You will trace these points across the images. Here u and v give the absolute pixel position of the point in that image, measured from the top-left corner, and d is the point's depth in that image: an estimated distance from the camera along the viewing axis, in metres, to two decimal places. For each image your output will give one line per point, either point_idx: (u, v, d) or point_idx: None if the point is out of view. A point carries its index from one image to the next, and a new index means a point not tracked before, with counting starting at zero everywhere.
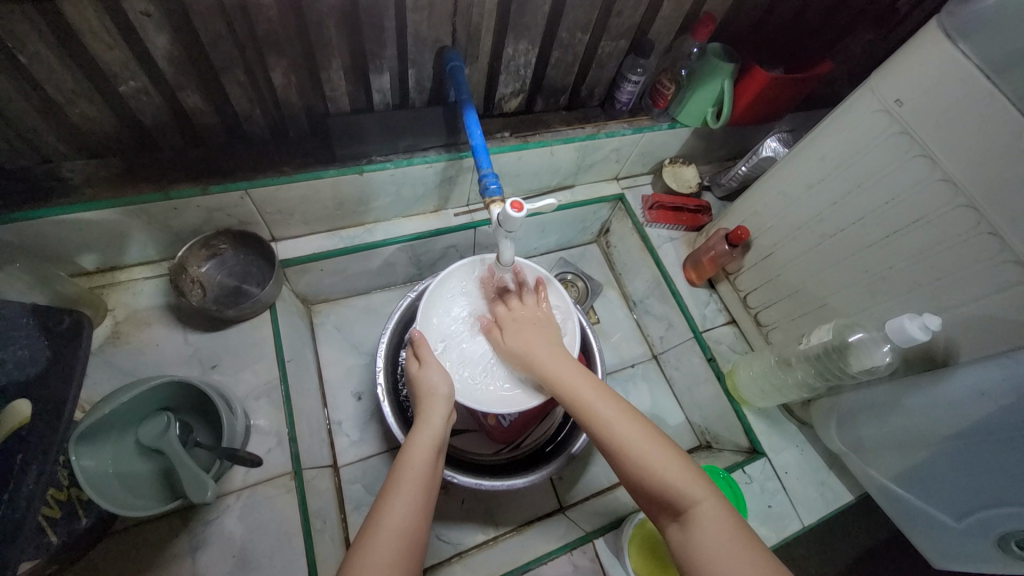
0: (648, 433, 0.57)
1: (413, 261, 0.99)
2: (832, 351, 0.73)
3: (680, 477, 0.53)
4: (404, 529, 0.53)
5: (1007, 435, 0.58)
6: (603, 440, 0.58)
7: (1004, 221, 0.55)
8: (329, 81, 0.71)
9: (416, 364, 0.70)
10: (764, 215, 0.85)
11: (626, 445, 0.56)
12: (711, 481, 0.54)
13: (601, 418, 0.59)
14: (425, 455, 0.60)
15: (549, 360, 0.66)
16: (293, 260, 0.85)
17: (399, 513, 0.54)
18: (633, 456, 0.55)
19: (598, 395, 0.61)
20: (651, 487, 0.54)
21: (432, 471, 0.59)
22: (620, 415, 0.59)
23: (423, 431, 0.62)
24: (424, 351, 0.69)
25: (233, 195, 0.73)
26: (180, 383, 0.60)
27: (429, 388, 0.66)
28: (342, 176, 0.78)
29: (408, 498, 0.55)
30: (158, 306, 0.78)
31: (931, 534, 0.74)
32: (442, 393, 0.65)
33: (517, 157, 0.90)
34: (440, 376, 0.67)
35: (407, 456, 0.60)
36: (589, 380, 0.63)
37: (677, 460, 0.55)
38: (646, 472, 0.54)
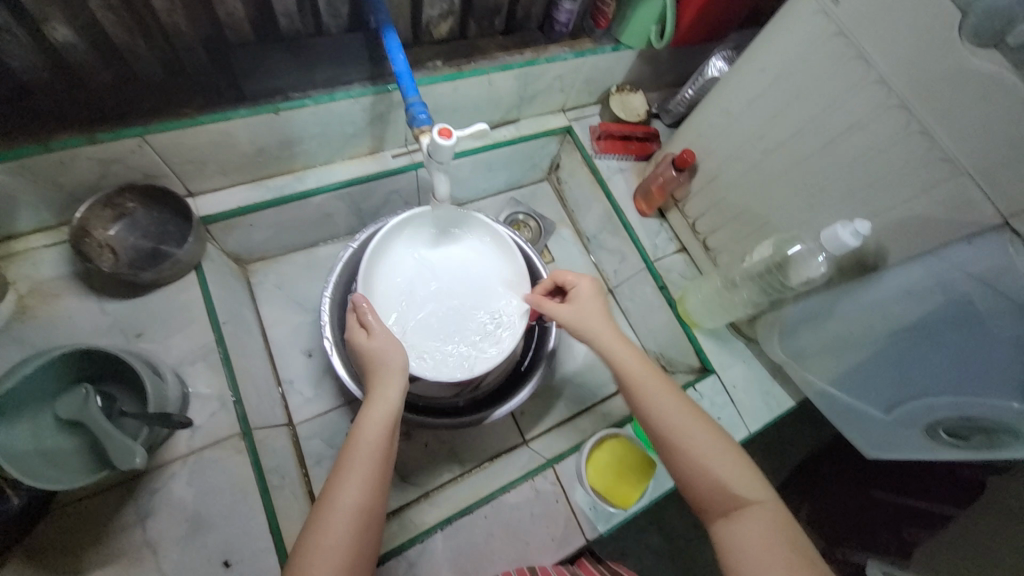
0: (710, 426, 0.59)
1: (354, 210, 0.94)
2: (773, 266, 0.75)
3: (735, 470, 0.55)
4: (357, 507, 0.52)
5: (942, 330, 0.63)
6: (666, 425, 0.59)
7: (933, 119, 0.55)
8: (222, 4, 0.62)
9: (360, 333, 0.68)
10: (709, 136, 0.84)
11: (691, 433, 0.58)
12: (764, 478, 0.56)
13: (669, 412, 0.59)
14: (379, 432, 0.57)
15: (619, 344, 0.65)
16: (216, 216, 0.78)
17: (354, 491, 0.53)
18: (695, 445, 0.57)
19: (667, 395, 0.61)
20: (710, 482, 0.55)
21: (388, 447, 0.57)
22: (689, 416, 0.59)
23: (376, 405, 0.59)
24: (370, 320, 0.67)
25: (127, 143, 0.65)
26: (89, 351, 0.55)
27: (383, 357, 0.64)
28: (255, 117, 0.70)
29: (363, 474, 0.54)
30: (65, 276, 0.70)
31: (862, 425, 0.80)
32: (396, 367, 0.63)
33: (453, 88, 0.83)
34: (393, 350, 0.64)
35: (360, 430, 0.57)
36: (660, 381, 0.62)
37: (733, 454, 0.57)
38: (701, 462, 0.56)
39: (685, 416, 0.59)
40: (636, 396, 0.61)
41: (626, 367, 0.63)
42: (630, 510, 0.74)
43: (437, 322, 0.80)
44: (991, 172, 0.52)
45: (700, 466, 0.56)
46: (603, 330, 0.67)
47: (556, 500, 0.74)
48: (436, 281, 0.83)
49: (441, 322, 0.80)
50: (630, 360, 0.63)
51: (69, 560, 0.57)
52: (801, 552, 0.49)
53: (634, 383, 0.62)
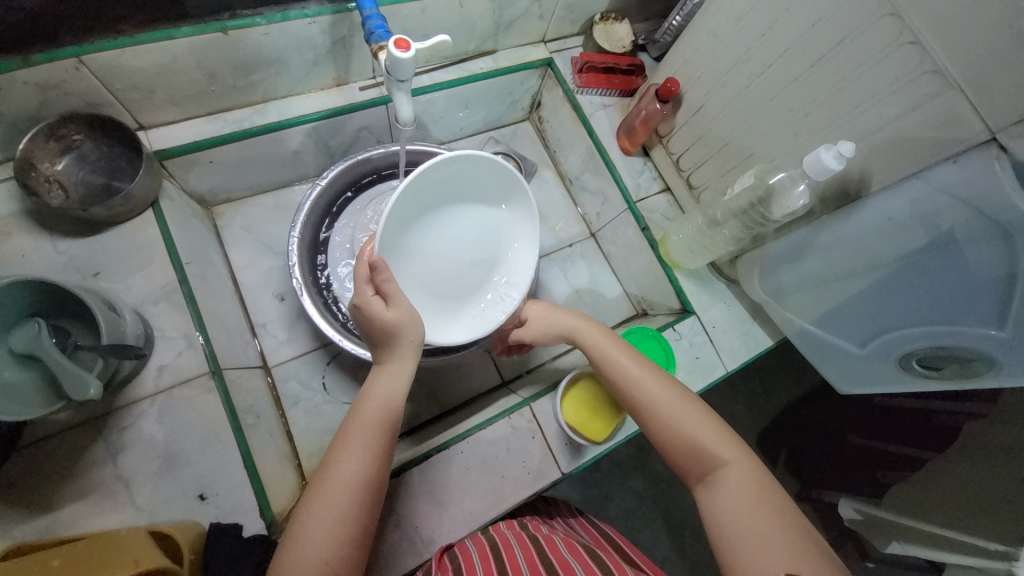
0: (684, 396, 0.60)
1: (322, 148, 0.89)
2: (756, 199, 0.72)
3: (709, 433, 0.57)
4: (358, 480, 0.51)
5: (920, 260, 0.61)
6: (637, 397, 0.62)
7: (924, 26, 0.51)
8: None
9: (375, 300, 0.59)
10: (694, 63, 0.79)
11: (663, 403, 0.60)
12: (742, 443, 0.57)
13: (642, 380, 0.62)
14: (379, 406, 0.57)
15: (589, 332, 0.70)
16: (171, 151, 0.73)
17: (355, 464, 0.52)
18: (667, 414, 0.59)
19: (640, 366, 0.64)
20: (683, 445, 0.57)
21: (391, 421, 0.57)
22: (661, 384, 0.62)
23: (385, 381, 0.59)
24: (389, 286, 0.58)
25: (63, 64, 0.60)
26: (41, 283, 0.53)
27: (393, 329, 0.59)
28: (200, 36, 0.64)
29: (365, 447, 0.53)
30: (14, 214, 0.66)
31: (838, 362, 0.80)
32: (410, 341, 0.60)
33: (421, 9, 0.77)
34: (413, 324, 0.60)
35: (364, 405, 0.57)
36: (630, 353, 0.66)
37: (709, 420, 0.58)
38: (674, 428, 0.58)
39: (658, 387, 0.61)
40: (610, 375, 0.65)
41: (593, 343, 0.69)
42: (604, 446, 0.77)
43: (461, 286, 0.73)
44: (982, 83, 0.49)
45: (673, 433, 0.58)
46: (570, 329, 0.71)
47: (532, 436, 0.75)
48: (437, 245, 0.72)
49: (465, 282, 0.73)
50: (603, 343, 0.68)
51: (39, 494, 0.57)
52: (774, 511, 0.50)
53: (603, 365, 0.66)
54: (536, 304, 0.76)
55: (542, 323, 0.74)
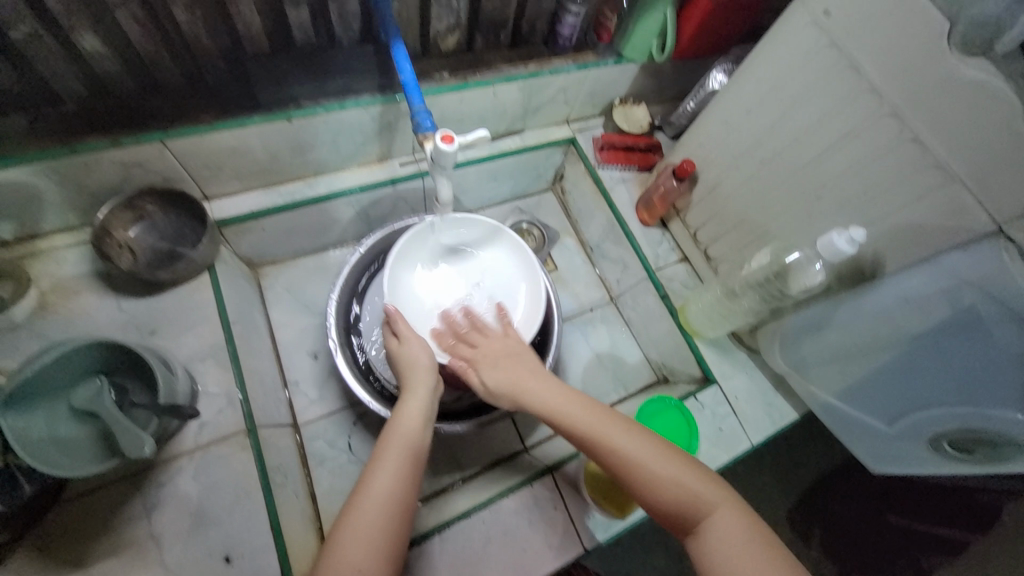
0: (652, 444, 0.57)
1: (362, 216, 0.96)
2: (773, 274, 0.75)
3: (687, 482, 0.54)
4: (389, 495, 0.54)
5: (940, 340, 0.62)
6: (604, 452, 0.57)
7: (924, 127, 0.55)
8: (239, 15, 0.65)
9: (394, 342, 0.71)
10: (707, 147, 0.85)
11: (635, 454, 0.56)
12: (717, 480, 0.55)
13: (606, 431, 0.58)
14: (412, 427, 0.61)
15: (535, 387, 0.63)
16: (231, 219, 0.82)
17: (386, 479, 0.55)
18: (643, 463, 0.55)
19: (599, 418, 0.60)
20: (664, 495, 0.54)
21: (419, 440, 0.61)
22: (623, 429, 0.58)
23: (416, 397, 0.64)
24: (400, 326, 0.70)
25: (149, 148, 0.68)
26: (111, 345, 0.58)
27: (412, 360, 0.67)
28: (268, 124, 0.73)
29: (396, 466, 0.57)
30: (87, 274, 0.73)
31: (869, 441, 0.79)
32: (425, 365, 0.67)
33: (459, 99, 0.86)
34: (422, 351, 0.68)
35: (397, 425, 0.61)
36: (583, 402, 0.61)
37: (684, 464, 0.56)
38: (649, 483, 0.54)
39: (626, 438, 0.57)
40: (569, 429, 0.60)
41: (542, 397, 0.62)
42: (628, 520, 0.75)
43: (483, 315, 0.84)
44: (983, 179, 0.52)
45: (651, 482, 0.54)
46: (526, 385, 0.64)
47: (554, 507, 0.74)
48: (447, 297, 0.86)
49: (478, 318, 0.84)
50: (553, 400, 0.62)
51: (79, 548, 0.59)
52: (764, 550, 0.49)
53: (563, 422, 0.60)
54: (486, 350, 0.69)
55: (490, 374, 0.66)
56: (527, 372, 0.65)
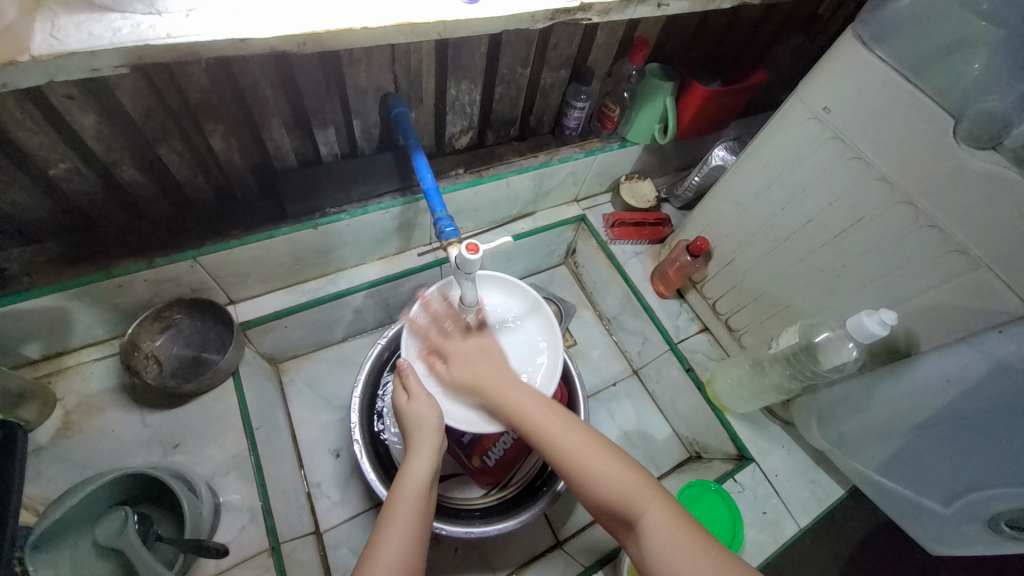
0: (594, 442, 0.59)
1: (381, 305, 0.98)
2: (801, 351, 0.74)
3: (626, 479, 0.56)
4: (399, 564, 0.53)
5: (986, 420, 0.60)
6: (550, 450, 0.59)
7: (939, 214, 0.56)
8: (272, 140, 0.70)
9: (404, 395, 0.68)
10: (718, 224, 0.87)
11: (576, 451, 0.58)
12: (650, 479, 0.57)
13: (548, 428, 0.60)
14: (417, 491, 0.59)
15: (494, 380, 0.66)
16: (254, 320, 0.82)
17: (394, 549, 0.54)
18: (578, 463, 0.57)
19: (544, 413, 0.62)
20: (604, 494, 0.56)
21: (424, 505, 0.59)
22: (562, 427, 0.60)
23: (420, 460, 0.61)
24: (411, 382, 0.67)
25: (181, 264, 0.70)
26: (143, 474, 0.61)
27: (418, 420, 0.64)
28: (296, 232, 0.76)
29: (403, 532, 0.55)
30: (112, 388, 0.74)
31: (925, 522, 0.74)
32: (432, 426, 0.63)
33: (474, 192, 0.90)
34: (428, 410, 0.64)
35: (398, 492, 0.59)
36: (531, 396, 0.64)
37: (623, 461, 0.58)
38: (589, 481, 0.57)
39: (570, 436, 0.59)
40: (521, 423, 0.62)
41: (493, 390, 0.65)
42: None
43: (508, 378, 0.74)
44: (1008, 264, 0.52)
45: (591, 484, 0.57)
46: (490, 380, 0.66)
47: None
48: None
49: None
50: (505, 393, 0.64)
51: None
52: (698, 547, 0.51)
53: (515, 414, 0.62)
54: (456, 346, 0.71)
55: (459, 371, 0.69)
56: (490, 370, 0.67)
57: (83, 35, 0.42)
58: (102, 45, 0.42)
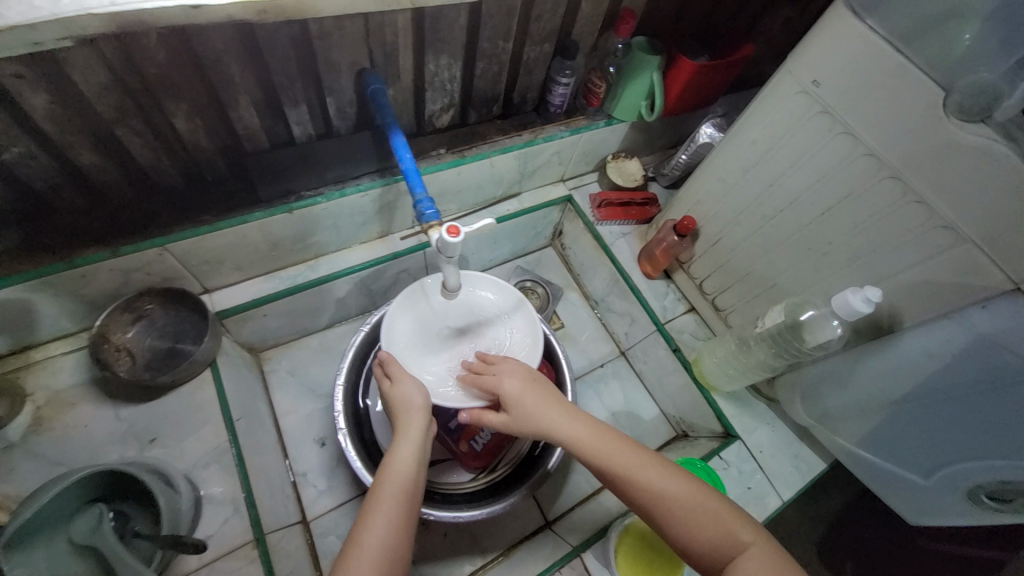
0: (686, 482, 0.56)
1: (364, 291, 0.95)
2: (787, 329, 0.74)
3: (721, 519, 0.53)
4: (384, 551, 0.52)
5: (966, 394, 0.61)
6: (644, 495, 0.56)
7: (927, 189, 0.56)
8: (240, 119, 0.66)
9: (385, 381, 0.67)
10: (705, 203, 0.86)
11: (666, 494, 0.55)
12: (753, 522, 0.53)
13: (637, 471, 0.56)
14: (405, 471, 0.58)
15: (573, 426, 0.61)
16: (230, 309, 0.79)
17: (383, 536, 0.52)
18: (673, 504, 0.54)
19: (630, 457, 0.58)
20: (704, 539, 0.52)
21: (412, 490, 0.57)
22: (653, 472, 0.56)
23: (406, 440, 0.60)
24: (393, 368, 0.67)
25: (149, 252, 0.67)
26: (117, 471, 0.59)
27: (403, 399, 0.64)
28: (270, 217, 0.73)
29: (387, 518, 0.54)
30: (84, 383, 0.72)
31: (905, 493, 0.75)
32: (418, 405, 0.63)
33: (456, 172, 0.87)
34: (414, 391, 0.64)
35: (385, 474, 0.57)
36: (616, 440, 0.59)
37: (713, 498, 0.55)
38: (685, 524, 0.53)
39: (659, 479, 0.56)
40: (606, 470, 0.58)
41: (576, 437, 0.60)
42: None
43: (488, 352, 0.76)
44: (994, 240, 0.52)
45: (688, 527, 0.53)
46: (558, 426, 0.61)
47: None
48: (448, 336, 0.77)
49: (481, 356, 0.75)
50: (587, 438, 0.60)
51: None
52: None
53: (601, 463, 0.58)
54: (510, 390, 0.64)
55: (522, 420, 0.62)
56: (559, 412, 0.62)
57: (22, 6, 0.38)
58: (42, 17, 0.38)
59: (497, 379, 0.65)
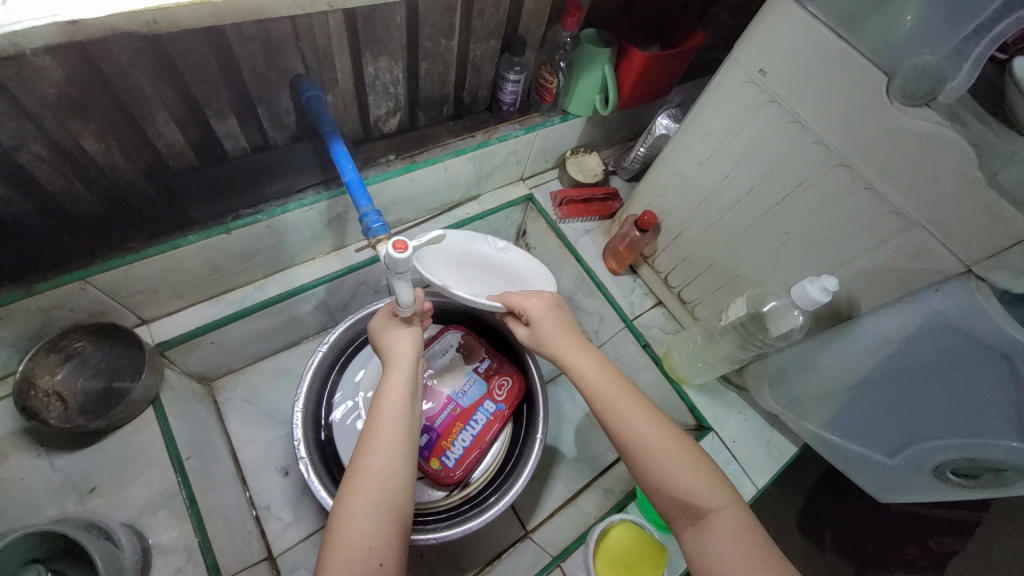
0: (672, 435, 0.56)
1: (322, 308, 0.91)
2: (750, 320, 0.74)
3: (698, 477, 0.53)
4: (384, 476, 0.52)
5: (929, 376, 0.61)
6: (627, 436, 0.56)
7: (876, 175, 0.55)
8: (160, 136, 0.61)
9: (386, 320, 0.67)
10: (665, 196, 0.85)
11: (653, 443, 0.55)
12: (728, 483, 0.53)
13: (626, 412, 0.57)
14: (398, 405, 0.57)
15: (576, 358, 0.62)
16: (172, 341, 0.74)
17: (382, 460, 0.52)
18: (654, 453, 0.54)
19: (622, 399, 0.58)
20: (675, 491, 0.52)
21: (409, 416, 0.57)
22: (642, 418, 0.57)
23: (402, 378, 0.60)
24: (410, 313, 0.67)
25: (69, 288, 0.61)
26: (49, 531, 0.54)
27: (400, 340, 0.63)
28: (206, 240, 0.68)
29: (386, 446, 0.53)
30: (9, 434, 0.66)
31: (873, 471, 0.76)
32: (410, 345, 0.63)
33: (409, 179, 0.84)
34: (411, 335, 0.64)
35: (380, 408, 0.57)
36: (614, 382, 0.60)
37: (691, 451, 0.55)
38: (663, 474, 0.53)
39: (647, 427, 0.56)
40: (597, 404, 0.59)
41: (576, 368, 0.61)
42: None
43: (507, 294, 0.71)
44: (944, 223, 0.52)
45: (664, 477, 0.53)
46: (562, 353, 0.62)
47: None
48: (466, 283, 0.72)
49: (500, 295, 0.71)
50: (584, 370, 0.60)
51: None
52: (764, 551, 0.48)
53: (594, 398, 0.59)
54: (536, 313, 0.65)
55: (539, 337, 0.65)
56: (567, 342, 0.63)
57: None
58: None
59: (526, 296, 0.67)
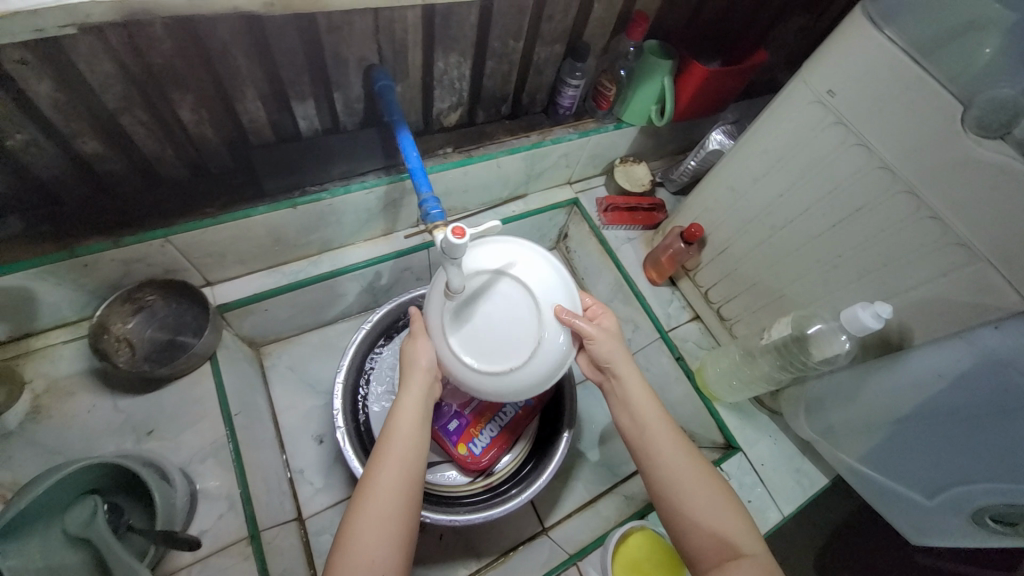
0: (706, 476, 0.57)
1: (367, 289, 0.95)
2: (792, 342, 0.73)
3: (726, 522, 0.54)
4: (397, 491, 0.54)
5: (977, 418, 0.59)
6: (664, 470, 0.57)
7: (942, 206, 0.55)
8: (246, 112, 0.66)
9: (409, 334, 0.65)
10: (714, 211, 0.85)
11: (685, 483, 0.56)
12: (756, 532, 0.54)
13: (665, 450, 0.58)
14: (411, 422, 0.58)
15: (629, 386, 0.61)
16: (232, 303, 0.79)
17: (392, 477, 0.54)
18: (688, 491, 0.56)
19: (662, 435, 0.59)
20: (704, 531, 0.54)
21: (421, 434, 0.58)
22: (678, 457, 0.58)
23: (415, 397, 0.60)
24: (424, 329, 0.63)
25: (152, 244, 0.67)
26: (111, 463, 0.59)
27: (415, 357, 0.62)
28: (274, 212, 0.72)
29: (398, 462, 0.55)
30: (82, 372, 0.72)
31: (906, 510, 0.74)
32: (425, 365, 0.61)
33: (463, 172, 0.86)
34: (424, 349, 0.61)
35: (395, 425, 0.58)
36: (657, 417, 0.60)
37: (721, 496, 0.56)
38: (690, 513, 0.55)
39: (683, 466, 0.57)
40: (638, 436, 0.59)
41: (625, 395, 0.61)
42: None
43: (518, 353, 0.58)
44: (1010, 259, 0.51)
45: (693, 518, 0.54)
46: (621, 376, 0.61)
47: None
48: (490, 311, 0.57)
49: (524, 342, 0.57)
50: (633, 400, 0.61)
51: None
52: None
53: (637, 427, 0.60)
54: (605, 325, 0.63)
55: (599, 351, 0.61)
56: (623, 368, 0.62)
57: None
58: (46, 3, 0.38)
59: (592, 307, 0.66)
